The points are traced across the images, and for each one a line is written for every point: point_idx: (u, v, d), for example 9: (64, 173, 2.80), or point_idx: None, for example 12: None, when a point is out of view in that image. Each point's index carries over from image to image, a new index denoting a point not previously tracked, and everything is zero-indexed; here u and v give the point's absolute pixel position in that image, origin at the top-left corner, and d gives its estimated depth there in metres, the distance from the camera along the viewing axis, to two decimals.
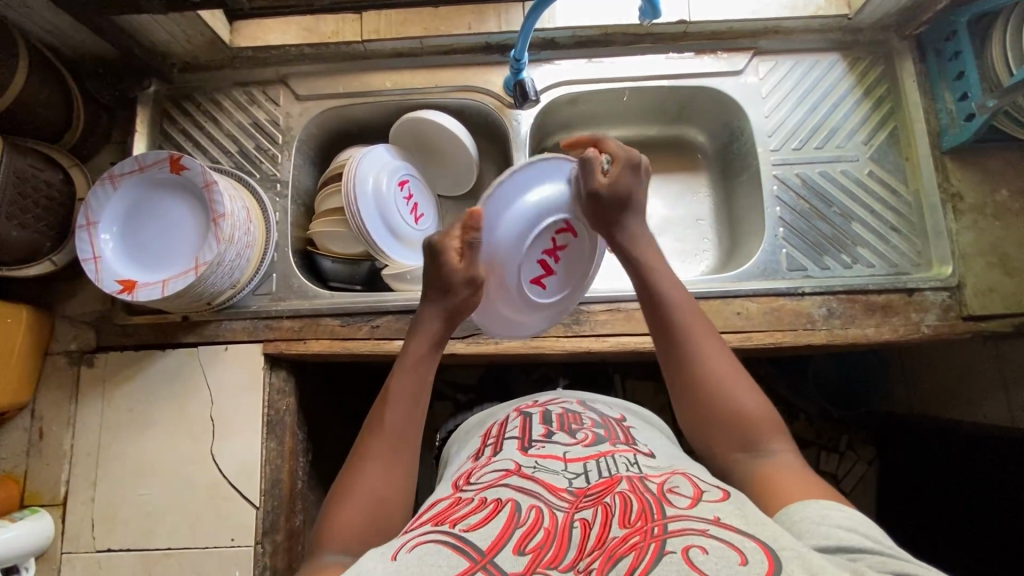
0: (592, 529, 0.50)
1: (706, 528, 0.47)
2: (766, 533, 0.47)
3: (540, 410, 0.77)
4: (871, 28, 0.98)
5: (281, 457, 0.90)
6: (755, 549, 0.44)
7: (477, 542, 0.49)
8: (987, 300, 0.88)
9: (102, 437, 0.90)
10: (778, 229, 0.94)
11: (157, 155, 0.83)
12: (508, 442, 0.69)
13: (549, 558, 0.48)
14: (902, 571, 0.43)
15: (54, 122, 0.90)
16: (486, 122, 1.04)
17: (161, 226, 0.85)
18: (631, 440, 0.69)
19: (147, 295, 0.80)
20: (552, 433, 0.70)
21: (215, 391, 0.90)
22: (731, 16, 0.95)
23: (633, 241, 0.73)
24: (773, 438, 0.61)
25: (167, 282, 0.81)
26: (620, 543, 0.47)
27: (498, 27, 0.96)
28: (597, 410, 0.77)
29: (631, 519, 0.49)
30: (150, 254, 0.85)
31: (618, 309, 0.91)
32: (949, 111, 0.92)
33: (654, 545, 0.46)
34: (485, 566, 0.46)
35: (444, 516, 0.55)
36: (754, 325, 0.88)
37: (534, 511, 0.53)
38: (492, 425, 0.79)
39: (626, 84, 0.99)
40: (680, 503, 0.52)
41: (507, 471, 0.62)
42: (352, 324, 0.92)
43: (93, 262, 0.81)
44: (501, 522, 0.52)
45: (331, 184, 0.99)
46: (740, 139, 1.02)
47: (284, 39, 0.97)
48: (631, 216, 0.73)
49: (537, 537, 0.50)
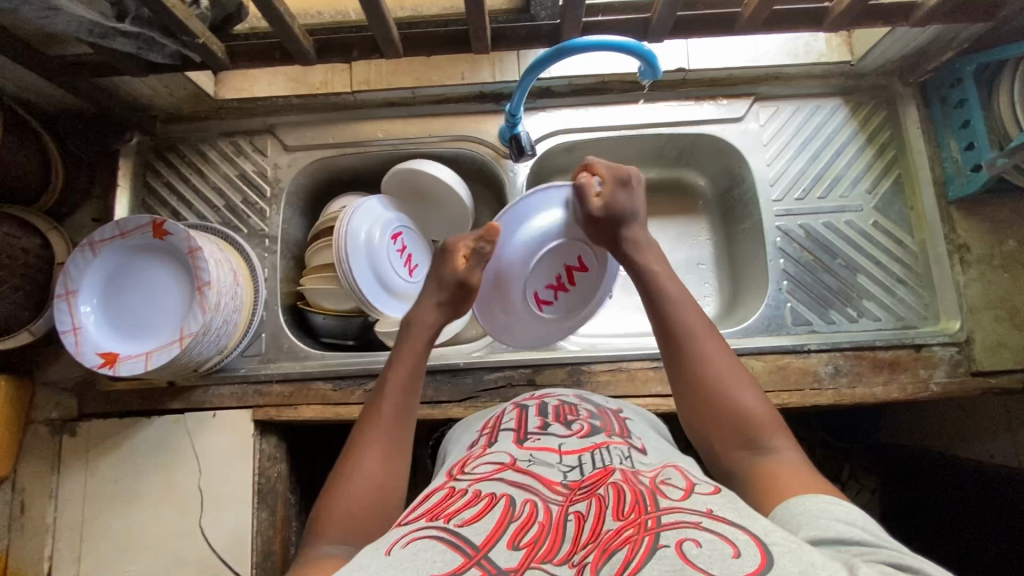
0: (586, 522, 0.46)
1: (701, 521, 0.43)
2: (761, 528, 0.42)
3: (536, 401, 0.72)
4: (875, 73, 0.95)
5: (273, 527, 0.87)
6: (748, 542, 0.40)
7: (471, 537, 0.46)
8: (996, 355, 0.86)
9: (86, 509, 0.86)
10: (781, 282, 0.92)
11: (140, 220, 0.80)
12: (503, 434, 0.65)
13: (544, 551, 0.44)
14: (900, 563, 0.40)
15: (32, 183, 0.86)
16: (480, 170, 1.01)
17: (136, 274, 0.83)
18: (626, 432, 0.66)
19: (130, 369, 0.77)
20: (548, 425, 0.65)
21: (204, 460, 0.87)
22: (731, 64, 0.92)
23: (636, 248, 0.72)
24: (781, 441, 0.57)
25: (151, 354, 0.78)
26: (614, 536, 0.42)
27: (493, 77, 0.93)
28: (595, 402, 0.73)
29: (625, 512, 0.45)
30: (125, 303, 0.82)
31: (620, 369, 0.88)
32: (954, 160, 0.90)
33: (647, 539, 0.41)
34: (479, 561, 0.42)
35: (438, 509, 0.51)
36: (760, 385, 0.86)
37: (528, 506, 0.50)
38: (488, 417, 0.74)
39: (623, 132, 0.96)
40: (673, 495, 0.48)
41: (501, 465, 0.58)
42: (345, 388, 0.90)
43: (73, 334, 0.77)
44: (495, 516, 0.48)
45: (323, 239, 0.95)
46: (741, 186, 0.99)
47: (270, 90, 0.94)
48: (625, 228, 0.72)
49: (532, 530, 0.46)
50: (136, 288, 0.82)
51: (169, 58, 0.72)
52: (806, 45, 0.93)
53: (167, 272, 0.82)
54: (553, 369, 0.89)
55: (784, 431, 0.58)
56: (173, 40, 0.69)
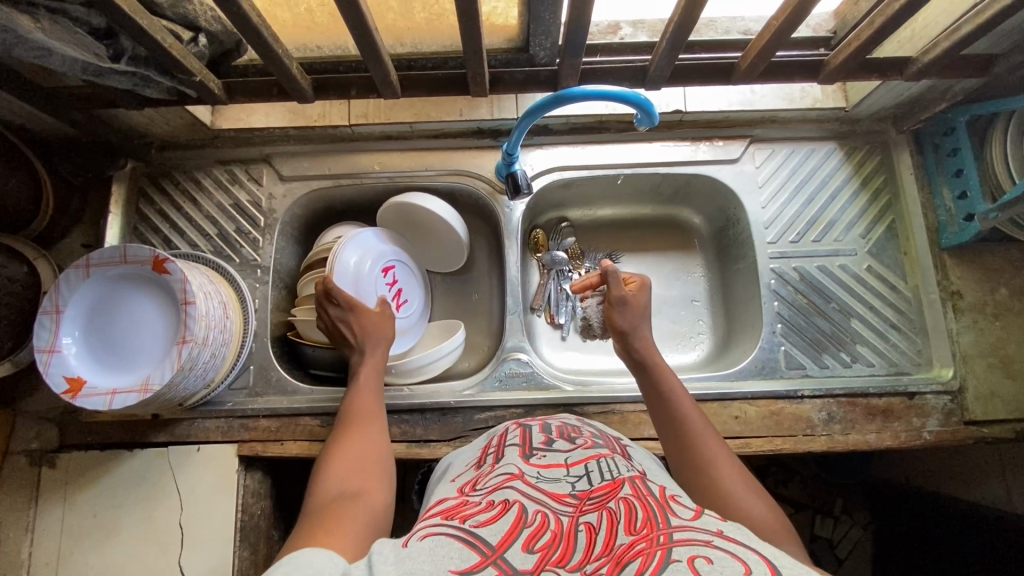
0: (598, 533, 0.44)
1: (711, 540, 0.41)
2: (769, 549, 0.41)
3: (538, 422, 0.71)
4: (868, 119, 0.96)
5: (255, 567, 0.85)
6: (758, 562, 0.39)
7: (487, 537, 0.43)
8: (988, 405, 0.86)
9: (62, 544, 0.84)
10: (776, 325, 0.92)
11: (112, 250, 0.79)
12: (508, 450, 0.63)
13: (558, 556, 0.42)
14: None
15: (21, 209, 0.85)
16: (477, 205, 1.02)
17: (115, 303, 0.81)
18: (627, 454, 0.64)
19: (89, 404, 0.74)
20: (552, 441, 0.63)
21: (186, 495, 0.85)
22: (724, 108, 0.92)
23: (651, 354, 0.74)
24: (789, 547, 0.52)
25: (115, 394, 0.75)
26: (627, 549, 0.40)
27: (490, 114, 0.94)
28: (594, 426, 0.72)
29: (637, 527, 0.43)
30: (105, 324, 0.80)
31: (612, 411, 0.88)
32: (947, 209, 0.90)
33: (660, 552, 0.39)
34: (495, 561, 0.40)
35: (452, 512, 0.49)
36: (752, 431, 0.85)
37: (540, 514, 0.47)
38: (488, 439, 0.72)
39: (620, 170, 0.96)
40: (684, 514, 0.46)
41: (511, 476, 0.54)
42: (332, 425, 0.89)
43: (46, 354, 0.76)
44: (509, 519, 0.45)
45: (316, 269, 0.93)
46: (736, 227, 0.99)
47: (267, 121, 0.94)
48: (641, 330, 0.76)
49: (545, 536, 0.44)
50: (129, 322, 0.81)
51: (164, 93, 0.74)
52: (802, 90, 0.93)
53: (147, 302, 0.81)
54: (545, 410, 0.89)
55: (793, 537, 0.54)
56: (169, 78, 0.69)
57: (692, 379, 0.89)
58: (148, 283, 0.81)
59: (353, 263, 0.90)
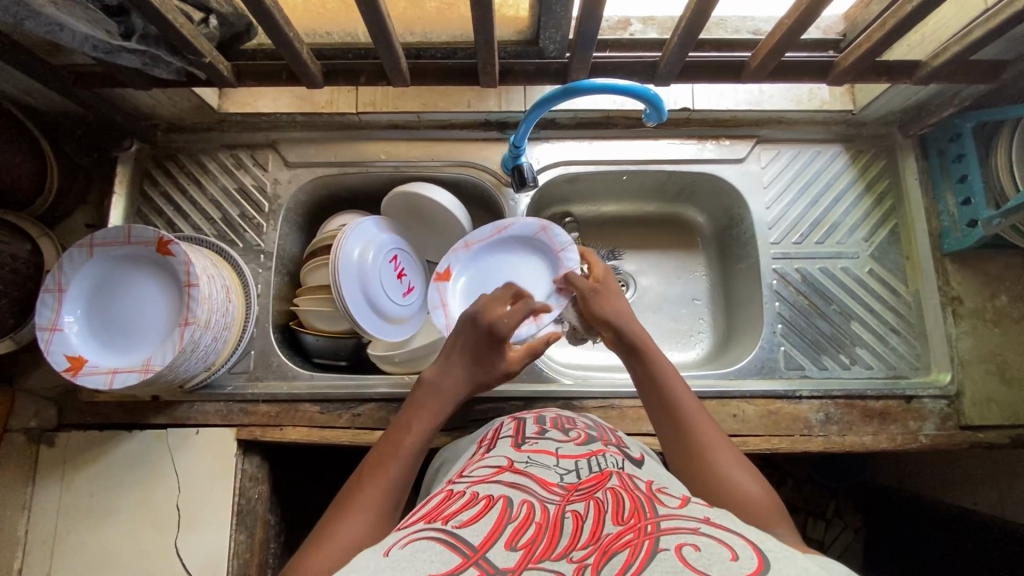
0: (585, 521, 0.44)
1: (698, 527, 0.41)
2: (756, 535, 0.42)
3: (533, 415, 0.71)
4: (875, 122, 0.96)
5: (250, 551, 0.85)
6: (745, 546, 0.39)
7: (468, 538, 0.42)
8: (985, 410, 0.87)
9: (59, 523, 0.84)
10: (776, 326, 0.92)
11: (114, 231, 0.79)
12: (500, 441, 0.63)
13: (541, 550, 0.41)
14: None
15: (25, 187, 0.85)
16: (482, 197, 1.02)
17: (115, 289, 0.81)
18: (622, 444, 0.65)
19: (90, 382, 0.74)
20: (545, 431, 0.64)
21: (183, 477, 0.85)
22: (732, 107, 0.93)
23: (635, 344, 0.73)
24: (782, 530, 0.52)
25: (115, 373, 0.75)
26: (614, 539, 0.40)
27: (498, 106, 0.94)
28: (590, 419, 0.72)
29: (624, 517, 0.43)
30: (104, 310, 0.80)
31: (612, 406, 0.88)
32: (951, 215, 0.91)
33: (648, 542, 0.39)
34: (477, 561, 0.39)
35: (435, 513, 0.48)
36: (750, 429, 0.86)
37: (526, 506, 0.47)
38: (485, 433, 0.72)
39: (625, 166, 0.96)
40: (671, 503, 0.47)
41: (499, 468, 0.55)
42: (331, 412, 0.89)
43: (48, 332, 0.76)
44: (491, 517, 0.45)
45: (318, 257, 0.93)
46: (740, 226, 1.00)
47: (275, 106, 0.94)
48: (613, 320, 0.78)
49: (529, 531, 0.43)
50: (129, 306, 0.80)
51: (172, 74, 0.73)
52: (810, 92, 0.94)
53: (149, 288, 0.81)
54: (544, 403, 0.89)
55: (785, 519, 0.54)
56: (179, 58, 0.69)
57: (692, 377, 0.89)
58: (149, 269, 0.81)
59: (359, 252, 0.90)
